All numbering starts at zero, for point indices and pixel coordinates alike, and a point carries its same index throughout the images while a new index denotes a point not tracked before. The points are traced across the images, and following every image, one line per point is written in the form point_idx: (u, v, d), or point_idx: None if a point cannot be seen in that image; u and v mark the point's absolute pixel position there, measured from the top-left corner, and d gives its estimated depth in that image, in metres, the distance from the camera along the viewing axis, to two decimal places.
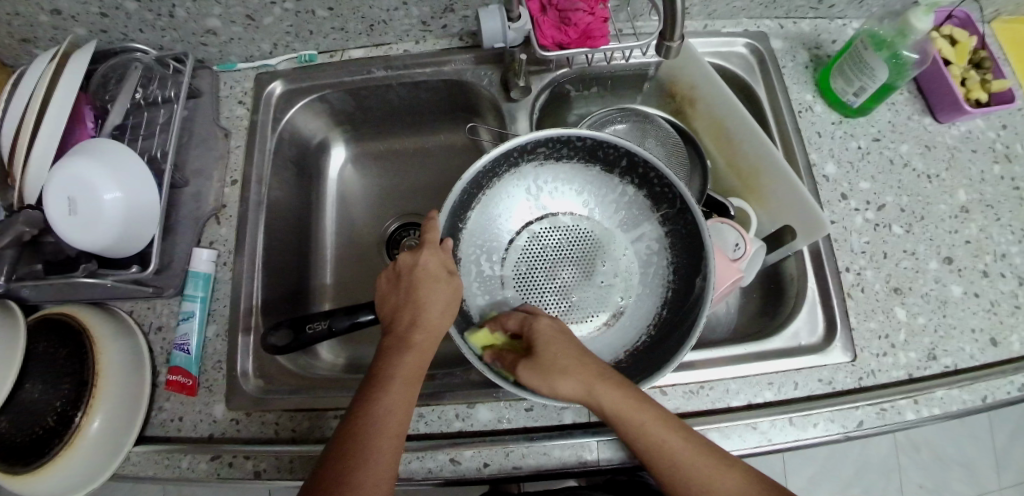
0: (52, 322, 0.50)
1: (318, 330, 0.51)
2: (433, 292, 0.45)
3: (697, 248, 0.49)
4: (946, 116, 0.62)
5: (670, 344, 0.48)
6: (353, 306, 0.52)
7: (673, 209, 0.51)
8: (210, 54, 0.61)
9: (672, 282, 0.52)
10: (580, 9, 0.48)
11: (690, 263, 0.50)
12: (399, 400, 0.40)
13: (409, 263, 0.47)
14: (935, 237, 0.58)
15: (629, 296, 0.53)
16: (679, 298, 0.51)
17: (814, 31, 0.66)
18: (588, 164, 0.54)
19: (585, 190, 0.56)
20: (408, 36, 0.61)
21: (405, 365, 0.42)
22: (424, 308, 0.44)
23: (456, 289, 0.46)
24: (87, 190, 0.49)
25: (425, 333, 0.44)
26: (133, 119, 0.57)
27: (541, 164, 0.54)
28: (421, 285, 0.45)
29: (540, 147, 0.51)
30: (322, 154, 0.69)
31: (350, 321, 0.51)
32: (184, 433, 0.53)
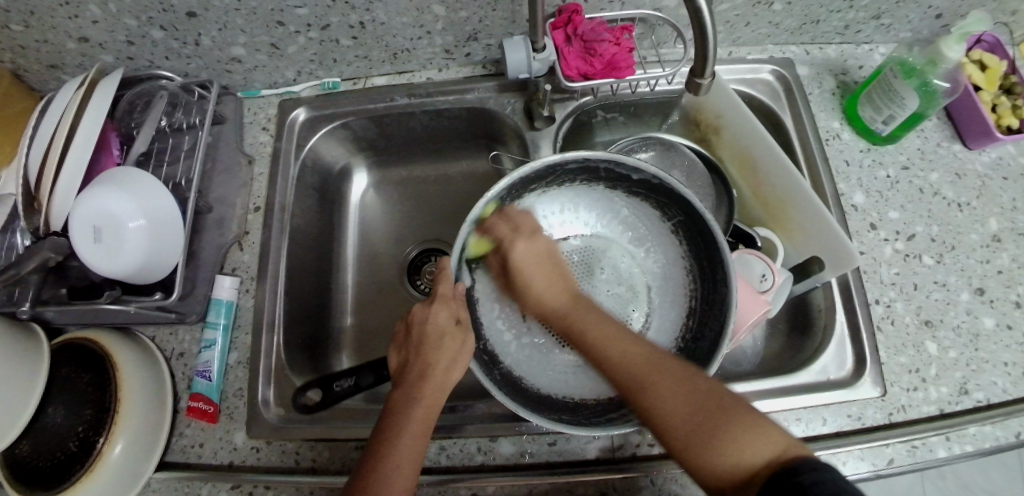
0: (78, 347, 0.50)
1: (344, 388, 0.53)
2: (442, 344, 0.46)
3: (709, 253, 0.48)
4: (976, 142, 0.61)
5: (699, 356, 0.47)
6: (375, 362, 0.54)
7: (681, 218, 0.51)
8: (235, 81, 0.62)
9: (695, 289, 0.51)
10: (606, 40, 0.49)
11: (707, 276, 0.49)
12: (407, 448, 0.40)
13: (421, 315, 0.48)
14: (966, 267, 0.57)
15: (650, 310, 0.54)
16: (701, 307, 0.50)
17: (840, 57, 0.66)
18: (593, 185, 0.54)
19: (594, 210, 0.56)
20: (431, 64, 0.62)
21: (415, 413, 0.42)
22: (433, 360, 0.45)
23: (466, 340, 0.47)
24: (111, 218, 0.49)
25: (435, 381, 0.44)
26: (159, 146, 0.58)
27: (543, 192, 0.54)
28: (431, 339, 0.46)
29: (539, 177, 0.51)
30: (344, 180, 0.69)
31: (375, 376, 0.53)
32: (204, 460, 0.53)
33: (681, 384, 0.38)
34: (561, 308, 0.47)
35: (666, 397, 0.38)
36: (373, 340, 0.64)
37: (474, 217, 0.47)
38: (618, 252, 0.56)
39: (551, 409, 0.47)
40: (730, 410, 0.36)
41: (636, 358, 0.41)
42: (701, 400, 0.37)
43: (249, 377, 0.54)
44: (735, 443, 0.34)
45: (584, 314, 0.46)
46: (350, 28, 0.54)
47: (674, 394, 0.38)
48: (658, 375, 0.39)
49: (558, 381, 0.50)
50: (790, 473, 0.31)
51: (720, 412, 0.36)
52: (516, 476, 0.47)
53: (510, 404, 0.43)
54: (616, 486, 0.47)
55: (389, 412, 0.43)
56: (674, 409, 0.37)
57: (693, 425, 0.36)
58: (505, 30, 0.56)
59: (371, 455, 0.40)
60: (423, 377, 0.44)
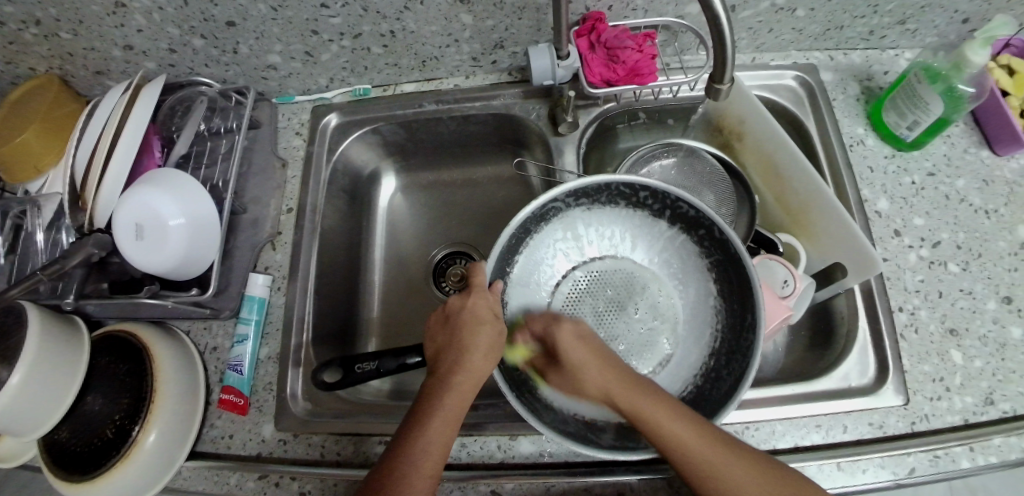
0: (121, 337, 0.53)
1: (366, 370, 0.52)
2: (477, 337, 0.46)
3: (745, 294, 0.47)
4: (1004, 148, 0.60)
5: (721, 395, 0.46)
6: (401, 348, 0.53)
7: (722, 256, 0.50)
8: (270, 87, 0.65)
9: (720, 328, 0.51)
10: (628, 47, 0.50)
11: (735, 316, 0.49)
12: (436, 443, 0.41)
13: (457, 306, 0.49)
14: (993, 276, 0.56)
15: (676, 345, 0.53)
16: (725, 352, 0.49)
17: (865, 63, 0.65)
18: (635, 210, 0.54)
19: (630, 233, 0.56)
20: (458, 71, 0.63)
21: (444, 408, 0.43)
22: (468, 350, 0.46)
23: (501, 332, 0.48)
24: (153, 217, 0.52)
25: (469, 374, 0.45)
26: (197, 148, 0.61)
27: (588, 209, 0.54)
28: (466, 327, 0.47)
29: (586, 194, 0.52)
30: (373, 183, 0.71)
31: (398, 364, 0.52)
32: (234, 450, 0.54)
33: (740, 473, 0.38)
34: (613, 394, 0.44)
35: (732, 475, 0.38)
36: (398, 339, 0.66)
37: (517, 222, 0.48)
38: (652, 283, 0.55)
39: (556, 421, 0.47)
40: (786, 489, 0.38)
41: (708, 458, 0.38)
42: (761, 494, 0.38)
43: (279, 371, 0.56)
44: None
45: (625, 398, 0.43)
46: (380, 37, 0.56)
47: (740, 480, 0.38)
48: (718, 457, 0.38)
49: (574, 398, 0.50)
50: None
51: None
52: (535, 474, 0.48)
53: (521, 410, 0.43)
54: (634, 488, 0.48)
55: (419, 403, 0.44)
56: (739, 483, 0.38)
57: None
58: (531, 37, 0.57)
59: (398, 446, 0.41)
60: (453, 372, 0.45)
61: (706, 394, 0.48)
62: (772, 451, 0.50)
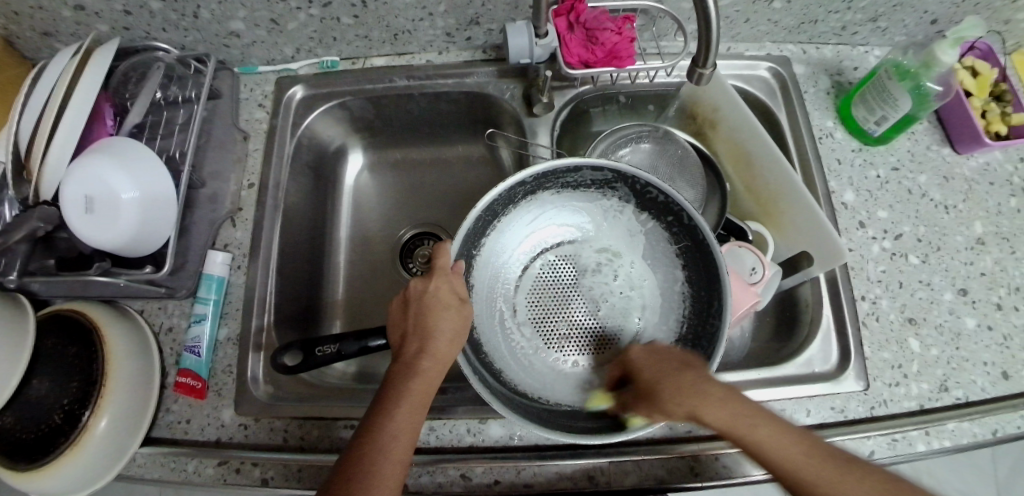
0: (65, 318, 0.50)
1: (326, 354, 0.50)
2: (444, 318, 0.45)
3: (713, 283, 0.47)
4: (965, 147, 0.62)
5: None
6: (363, 331, 0.51)
7: (690, 243, 0.50)
8: (232, 56, 0.62)
9: (688, 315, 0.51)
10: (609, 30, 0.49)
11: (703, 302, 0.49)
12: (406, 428, 0.40)
13: (420, 289, 0.47)
14: (950, 268, 0.58)
15: (644, 330, 0.53)
16: (691, 338, 0.49)
17: (836, 57, 0.66)
18: (606, 194, 0.53)
19: (601, 218, 0.55)
20: (432, 47, 0.62)
21: (411, 394, 0.42)
22: (431, 336, 0.44)
23: (466, 317, 0.46)
24: (104, 188, 0.49)
25: (432, 359, 0.44)
26: (153, 118, 0.57)
27: (558, 193, 0.53)
28: (429, 311, 0.45)
29: (556, 178, 0.50)
30: (339, 160, 0.69)
31: (360, 346, 0.50)
32: (191, 436, 0.52)
33: (786, 445, 0.37)
34: (659, 376, 0.42)
35: (762, 436, 0.37)
36: (364, 322, 0.64)
37: (482, 205, 0.46)
38: (621, 267, 0.55)
39: (522, 405, 0.46)
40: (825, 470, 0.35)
41: (753, 423, 0.38)
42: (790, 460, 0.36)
43: (239, 353, 0.54)
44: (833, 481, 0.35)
45: (668, 374, 0.42)
46: (351, 6, 0.54)
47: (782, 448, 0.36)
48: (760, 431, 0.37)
49: (542, 384, 0.50)
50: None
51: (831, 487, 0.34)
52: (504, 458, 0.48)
53: (487, 396, 0.42)
54: (604, 471, 0.48)
55: (384, 390, 0.42)
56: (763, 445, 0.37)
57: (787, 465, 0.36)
58: (508, 14, 0.56)
59: (366, 436, 0.40)
60: (418, 357, 0.44)
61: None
62: None
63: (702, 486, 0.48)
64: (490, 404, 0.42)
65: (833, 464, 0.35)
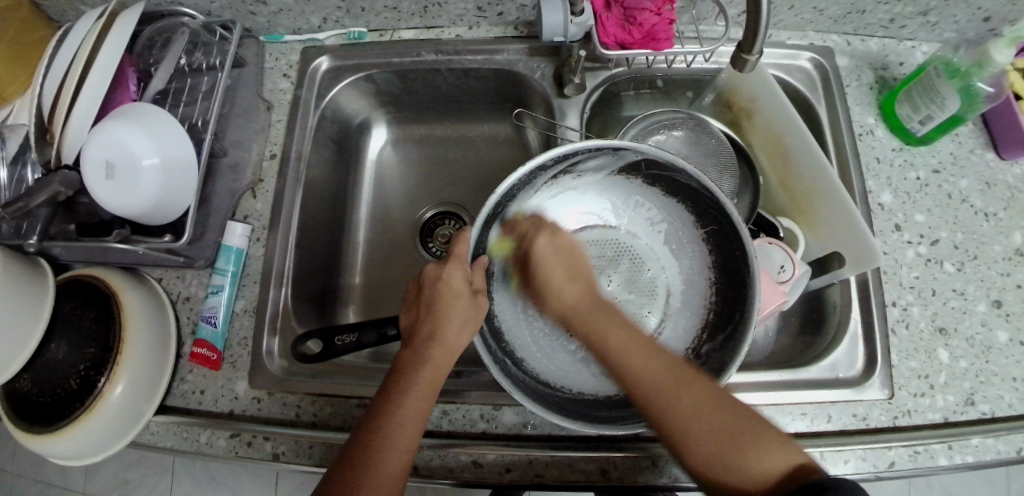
0: (83, 284, 0.50)
1: (345, 343, 0.49)
2: (457, 306, 0.44)
3: (739, 268, 0.46)
4: (1010, 152, 0.59)
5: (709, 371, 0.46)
6: (381, 320, 0.51)
7: (717, 228, 0.48)
8: (258, 23, 0.61)
9: (714, 302, 0.49)
10: (647, 9, 0.47)
11: (728, 286, 0.48)
12: (415, 416, 0.40)
13: (434, 275, 0.46)
14: (987, 278, 0.56)
15: (666, 315, 0.52)
16: (717, 322, 0.48)
17: (881, 51, 0.63)
18: (629, 177, 0.52)
19: (624, 201, 0.54)
20: (462, 21, 0.60)
21: (420, 380, 0.42)
22: (442, 326, 0.44)
23: (478, 309, 0.45)
24: (125, 154, 0.48)
25: (443, 348, 0.43)
26: (176, 85, 0.57)
27: (579, 175, 0.52)
28: (442, 300, 0.45)
29: (579, 159, 0.48)
30: (361, 135, 0.68)
31: (378, 335, 0.50)
32: (204, 406, 0.52)
33: (698, 399, 0.39)
34: (586, 308, 0.47)
35: (678, 413, 0.39)
36: (379, 302, 0.63)
37: (503, 189, 0.44)
38: (644, 253, 0.54)
39: (540, 396, 0.45)
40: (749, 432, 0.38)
41: (706, 389, 0.40)
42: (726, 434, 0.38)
43: (255, 326, 0.54)
44: (761, 452, 0.37)
45: (589, 316, 0.46)
46: None
47: (705, 419, 0.38)
48: (698, 398, 0.39)
49: (561, 371, 0.49)
50: (818, 486, 0.33)
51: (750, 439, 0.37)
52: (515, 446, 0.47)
53: (505, 383, 0.41)
54: (617, 465, 0.47)
55: (395, 374, 0.42)
56: (707, 425, 0.38)
57: (721, 442, 0.38)
58: None
59: (374, 420, 0.40)
60: (431, 343, 0.43)
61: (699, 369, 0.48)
62: None
63: None
64: (509, 393, 0.41)
65: (733, 413, 0.39)
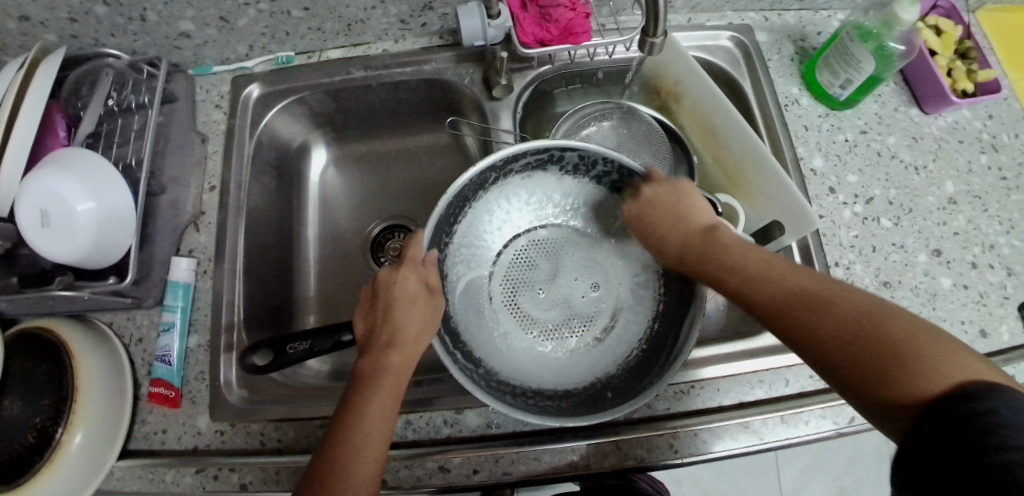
0: (32, 338, 0.49)
1: (299, 350, 0.49)
2: (414, 307, 0.45)
3: None
4: (933, 107, 0.62)
5: (664, 359, 0.46)
6: (335, 325, 0.50)
7: None
8: (186, 58, 0.61)
9: (665, 297, 0.50)
10: (561, 5, 0.48)
11: (678, 279, 0.49)
12: (377, 427, 0.40)
13: (387, 280, 0.46)
14: (923, 229, 0.58)
15: (620, 314, 0.51)
16: (670, 314, 0.49)
17: (798, 23, 0.66)
18: (575, 178, 0.52)
19: (573, 202, 0.54)
20: (387, 35, 0.60)
21: (384, 381, 0.42)
22: (401, 330, 0.44)
23: (435, 308, 0.46)
24: (57, 201, 0.47)
25: (403, 353, 0.43)
26: (107, 127, 0.56)
27: (528, 177, 0.52)
28: (397, 306, 0.45)
29: (526, 160, 0.49)
30: (303, 158, 0.68)
31: (332, 342, 0.49)
32: (168, 446, 0.51)
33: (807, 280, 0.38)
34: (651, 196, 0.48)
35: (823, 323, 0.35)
36: (338, 319, 0.63)
37: (447, 196, 0.45)
38: (595, 250, 0.54)
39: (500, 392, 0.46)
40: (887, 314, 0.34)
41: (801, 284, 0.38)
42: (797, 291, 0.38)
43: (210, 359, 0.53)
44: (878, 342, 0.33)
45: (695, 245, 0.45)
46: None
47: (816, 286, 0.38)
48: (779, 270, 0.40)
49: (517, 365, 0.49)
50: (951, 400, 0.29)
51: (909, 342, 0.32)
52: (481, 446, 0.47)
53: (464, 383, 0.42)
54: (582, 453, 0.47)
55: (356, 386, 0.42)
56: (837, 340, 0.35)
57: (852, 357, 0.34)
58: None
59: (337, 433, 0.40)
60: (394, 344, 0.44)
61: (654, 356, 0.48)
62: (717, 408, 0.50)
63: (681, 462, 0.48)
64: (469, 392, 0.41)
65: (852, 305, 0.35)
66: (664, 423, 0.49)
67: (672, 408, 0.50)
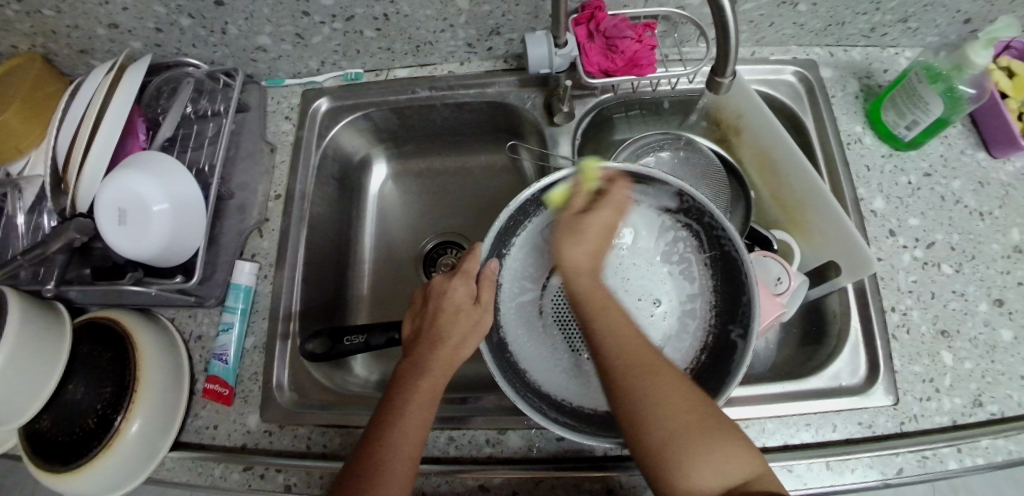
0: (100, 325, 0.52)
1: (354, 343, 0.52)
2: (456, 321, 0.45)
3: (740, 289, 0.47)
4: (1001, 150, 0.60)
5: (709, 387, 0.46)
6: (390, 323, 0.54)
7: (721, 253, 0.49)
8: (259, 70, 0.64)
9: (715, 328, 0.49)
10: (628, 37, 0.49)
11: (729, 311, 0.48)
12: (412, 426, 0.41)
13: (439, 287, 0.47)
14: (985, 278, 0.56)
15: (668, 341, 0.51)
16: (717, 345, 0.48)
17: (865, 60, 0.65)
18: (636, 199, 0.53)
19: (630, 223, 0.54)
20: (453, 58, 0.62)
21: (416, 399, 0.42)
22: (443, 337, 0.44)
23: (480, 319, 0.46)
24: (136, 201, 0.50)
25: (441, 357, 0.44)
26: (183, 132, 0.59)
27: None
28: (443, 314, 0.46)
29: None
30: (363, 172, 0.70)
31: (387, 338, 0.53)
32: (217, 441, 0.53)
33: (674, 387, 0.40)
34: (588, 274, 0.46)
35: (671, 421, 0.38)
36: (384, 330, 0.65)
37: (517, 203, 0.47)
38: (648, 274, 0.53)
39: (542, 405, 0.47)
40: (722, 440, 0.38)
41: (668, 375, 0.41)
42: (641, 373, 0.40)
43: (264, 361, 0.55)
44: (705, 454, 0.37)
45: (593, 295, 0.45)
46: (374, 20, 0.55)
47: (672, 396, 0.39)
48: (634, 350, 0.41)
49: (551, 377, 0.50)
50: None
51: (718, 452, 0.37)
52: (522, 469, 0.47)
53: (508, 391, 0.43)
54: (624, 485, 0.47)
55: (397, 386, 0.43)
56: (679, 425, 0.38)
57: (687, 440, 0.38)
58: (528, 25, 0.56)
59: (374, 433, 0.41)
60: (430, 358, 0.44)
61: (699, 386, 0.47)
62: (762, 449, 0.49)
63: None
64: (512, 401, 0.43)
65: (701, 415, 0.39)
66: None
67: None
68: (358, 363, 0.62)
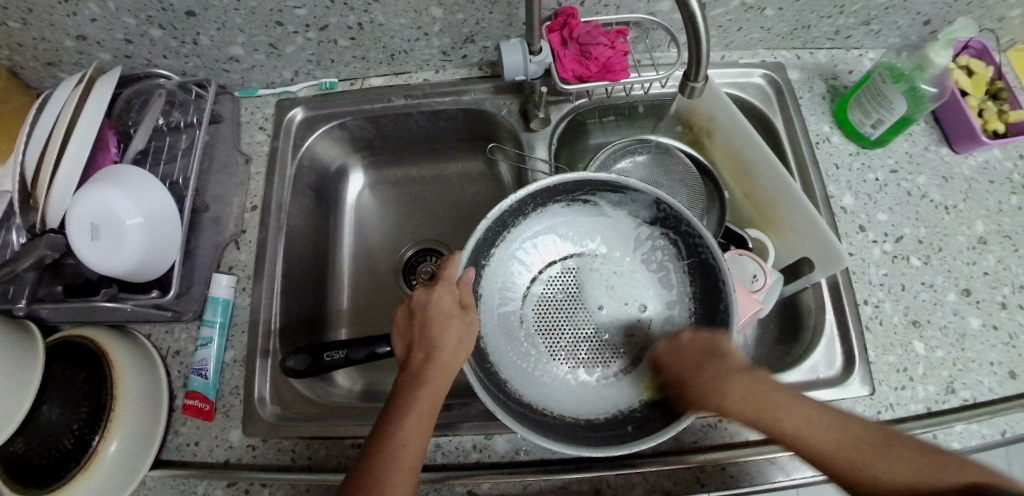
0: (73, 345, 0.50)
1: (335, 359, 0.53)
2: (449, 328, 0.45)
3: (717, 294, 0.48)
4: (963, 146, 0.62)
5: (690, 393, 0.47)
6: (371, 338, 0.54)
7: (698, 261, 0.50)
8: (232, 80, 0.63)
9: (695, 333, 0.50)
10: (601, 44, 0.51)
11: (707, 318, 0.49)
12: (413, 437, 0.40)
13: (423, 299, 0.47)
14: (952, 269, 0.58)
15: (649, 348, 0.52)
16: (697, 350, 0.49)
17: (830, 62, 0.67)
18: (615, 208, 0.53)
19: (609, 233, 0.55)
20: (428, 66, 0.62)
21: (416, 406, 0.41)
22: (436, 346, 0.44)
23: (468, 325, 0.46)
24: (109, 216, 0.49)
25: (436, 368, 0.43)
26: (156, 144, 0.58)
27: (568, 206, 0.54)
28: (434, 323, 0.45)
29: (568, 190, 0.51)
30: (340, 181, 0.70)
31: (366, 352, 0.53)
32: (199, 458, 0.52)
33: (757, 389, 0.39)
34: (453, 373, 0.44)
35: (788, 421, 0.37)
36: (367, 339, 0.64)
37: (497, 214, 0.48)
38: (627, 282, 0.54)
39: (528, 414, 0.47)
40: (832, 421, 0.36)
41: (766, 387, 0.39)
42: (756, 396, 0.39)
43: (245, 374, 0.55)
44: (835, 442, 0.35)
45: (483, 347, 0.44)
46: (348, 29, 0.55)
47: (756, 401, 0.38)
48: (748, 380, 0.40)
49: (535, 386, 0.50)
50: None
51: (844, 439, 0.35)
52: (510, 473, 0.48)
53: (490, 402, 0.43)
54: (611, 484, 0.48)
55: (394, 398, 0.43)
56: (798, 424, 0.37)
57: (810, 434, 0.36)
58: (502, 32, 0.57)
59: (373, 447, 0.40)
60: (426, 367, 0.43)
61: (681, 392, 0.48)
62: (746, 443, 0.50)
63: None
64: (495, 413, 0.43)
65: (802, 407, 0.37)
66: (698, 459, 0.48)
67: (700, 442, 0.50)
68: (342, 374, 0.62)
